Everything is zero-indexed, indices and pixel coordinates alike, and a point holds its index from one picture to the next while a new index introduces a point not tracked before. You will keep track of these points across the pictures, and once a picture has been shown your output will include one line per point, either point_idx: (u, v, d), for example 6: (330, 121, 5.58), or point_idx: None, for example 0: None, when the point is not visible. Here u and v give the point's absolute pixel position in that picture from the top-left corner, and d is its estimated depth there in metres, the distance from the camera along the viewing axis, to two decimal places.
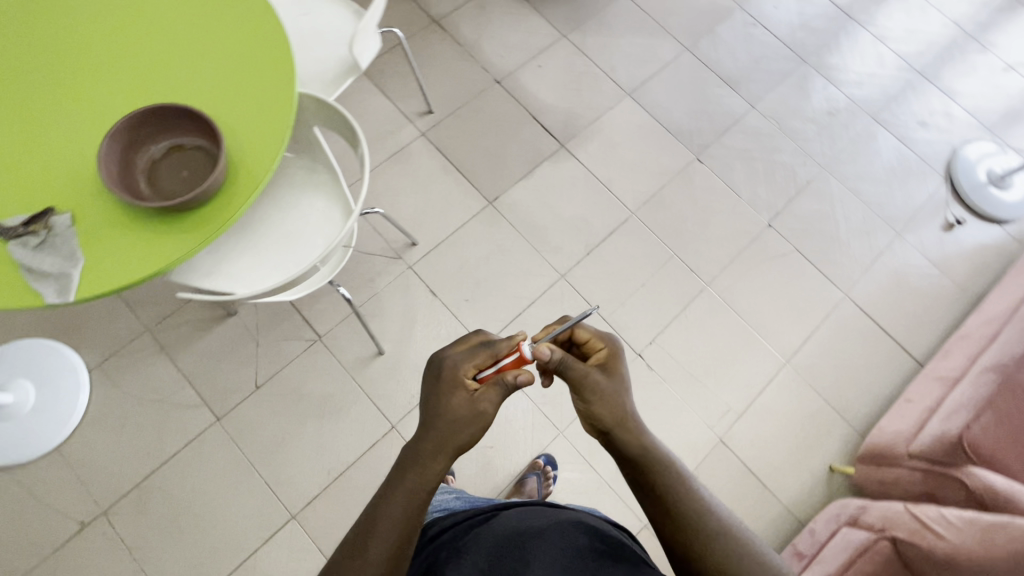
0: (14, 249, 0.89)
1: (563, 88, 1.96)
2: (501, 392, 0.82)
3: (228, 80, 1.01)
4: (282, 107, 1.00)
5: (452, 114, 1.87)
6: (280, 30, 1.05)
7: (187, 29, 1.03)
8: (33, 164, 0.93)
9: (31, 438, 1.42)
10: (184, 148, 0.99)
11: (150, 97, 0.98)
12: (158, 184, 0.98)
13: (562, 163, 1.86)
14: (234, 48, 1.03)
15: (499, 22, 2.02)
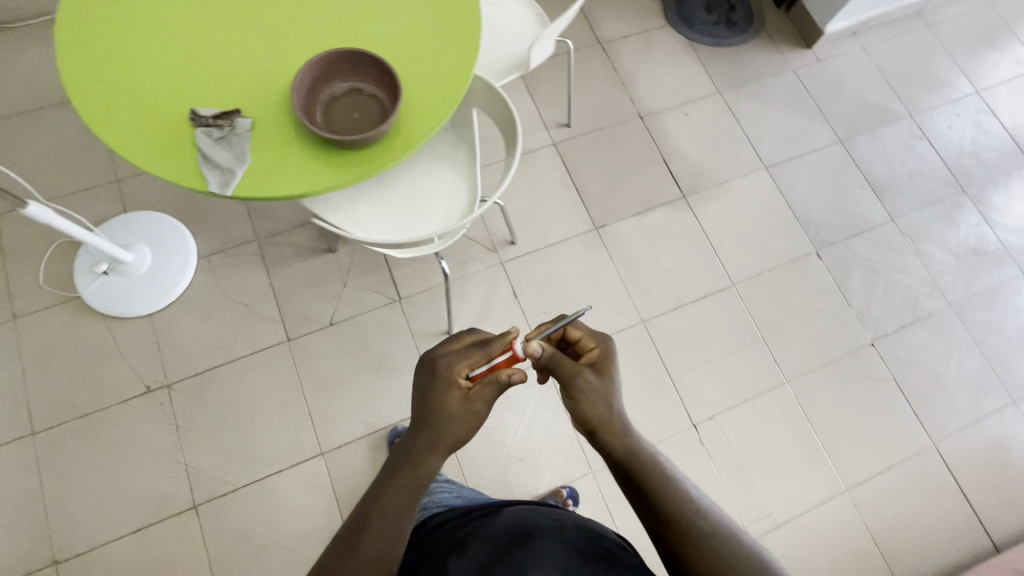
0: (198, 134, 0.98)
1: (702, 142, 1.93)
2: (494, 390, 0.87)
3: (418, 45, 1.07)
4: (459, 84, 1.06)
5: (587, 133, 1.89)
6: (478, 14, 1.11)
7: None
8: (230, 65, 1.03)
9: (132, 299, 1.55)
10: (362, 92, 1.05)
11: (347, 37, 1.06)
12: (330, 118, 1.04)
13: (678, 213, 1.83)
14: (433, 18, 1.10)
15: (660, 61, 2.03)
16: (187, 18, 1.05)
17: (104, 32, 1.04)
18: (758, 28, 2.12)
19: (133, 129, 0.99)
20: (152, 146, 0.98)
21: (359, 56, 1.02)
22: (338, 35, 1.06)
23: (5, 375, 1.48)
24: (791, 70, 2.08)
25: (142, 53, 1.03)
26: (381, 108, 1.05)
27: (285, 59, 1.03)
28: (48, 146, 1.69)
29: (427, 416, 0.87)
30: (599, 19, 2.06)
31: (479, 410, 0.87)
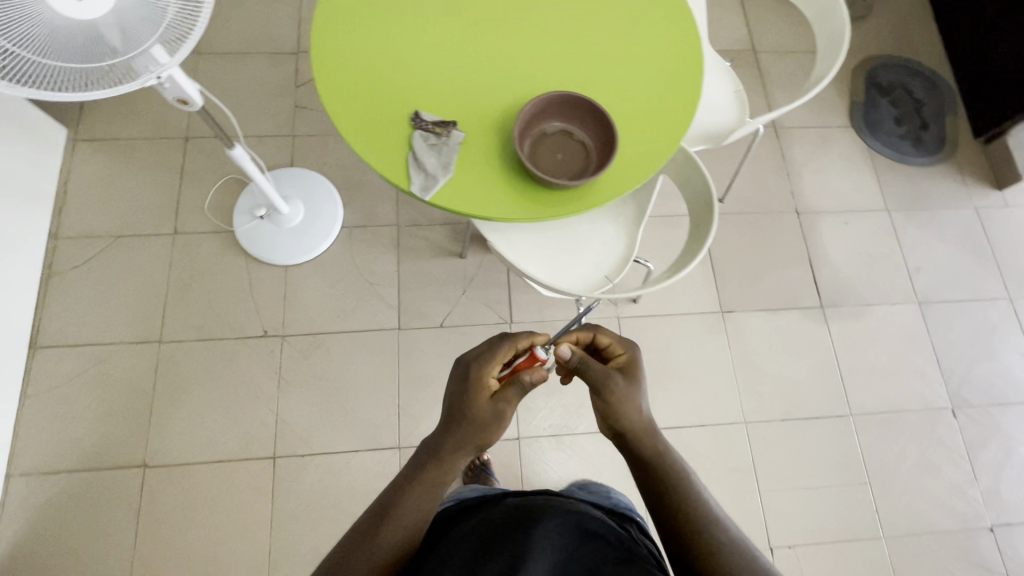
0: (415, 135, 1.03)
1: (856, 256, 1.82)
2: (518, 392, 0.92)
3: (635, 107, 1.08)
4: (664, 153, 1.06)
5: (738, 214, 1.83)
6: (698, 90, 1.11)
7: (628, 48, 1.12)
8: (460, 80, 1.07)
9: (277, 247, 1.64)
10: (572, 136, 1.06)
11: (569, 83, 1.08)
12: (537, 152, 1.05)
13: (811, 322, 1.73)
14: (654, 84, 1.10)
15: (834, 161, 1.93)
16: (432, 26, 1.10)
17: (356, 20, 1.10)
18: (947, 153, 1.99)
19: (358, 116, 1.04)
20: (370, 136, 1.03)
21: (580, 103, 1.03)
22: (565, 77, 1.08)
23: (151, 281, 1.61)
24: (974, 207, 1.92)
25: (384, 48, 1.08)
26: (583, 157, 1.06)
27: (512, 88, 1.07)
28: (245, 88, 1.83)
29: (456, 419, 0.90)
30: (781, 102, 1.99)
31: (504, 414, 0.90)
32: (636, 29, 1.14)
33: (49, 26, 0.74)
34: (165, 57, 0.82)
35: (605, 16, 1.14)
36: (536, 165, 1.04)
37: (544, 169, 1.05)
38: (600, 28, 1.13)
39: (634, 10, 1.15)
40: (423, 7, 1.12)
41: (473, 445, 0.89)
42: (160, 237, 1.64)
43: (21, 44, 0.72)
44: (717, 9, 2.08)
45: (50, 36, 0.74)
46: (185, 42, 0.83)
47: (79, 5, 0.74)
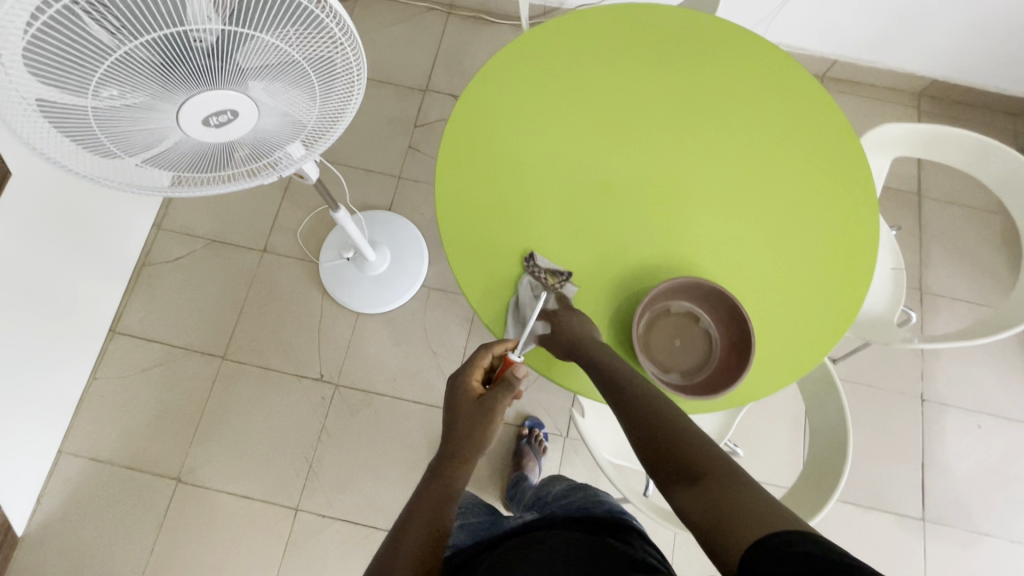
0: (524, 278, 0.94)
1: (980, 469, 1.55)
2: (509, 391, 0.87)
3: (769, 310, 0.96)
4: (787, 372, 0.94)
5: (851, 382, 1.60)
6: (849, 308, 0.97)
7: (781, 238, 0.99)
8: (588, 226, 0.98)
9: (353, 290, 1.60)
10: (697, 322, 0.92)
11: (702, 265, 0.97)
12: (651, 330, 0.92)
13: (905, 534, 1.49)
14: (800, 290, 0.97)
15: (983, 350, 1.64)
16: (572, 157, 1.02)
17: (492, 133, 1.03)
18: None
19: (471, 243, 0.97)
20: (479, 270, 0.96)
21: (714, 292, 0.89)
22: (704, 248, 0.98)
23: (229, 294, 1.62)
24: None
25: (514, 171, 1.00)
26: (704, 352, 0.91)
27: (643, 249, 0.98)
28: (366, 117, 1.81)
29: (448, 430, 0.87)
30: (936, 262, 1.72)
31: (493, 413, 0.86)
32: (797, 217, 1.00)
33: (180, 144, 0.67)
34: (299, 153, 0.77)
35: (768, 192, 1.01)
36: (649, 356, 0.91)
37: (658, 362, 0.91)
38: (755, 196, 1.01)
39: (800, 182, 1.02)
40: (567, 134, 1.03)
41: (465, 451, 0.84)
42: (250, 252, 1.66)
43: (153, 160, 0.67)
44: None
45: (186, 146, 0.68)
46: (324, 138, 0.77)
47: (218, 133, 0.67)
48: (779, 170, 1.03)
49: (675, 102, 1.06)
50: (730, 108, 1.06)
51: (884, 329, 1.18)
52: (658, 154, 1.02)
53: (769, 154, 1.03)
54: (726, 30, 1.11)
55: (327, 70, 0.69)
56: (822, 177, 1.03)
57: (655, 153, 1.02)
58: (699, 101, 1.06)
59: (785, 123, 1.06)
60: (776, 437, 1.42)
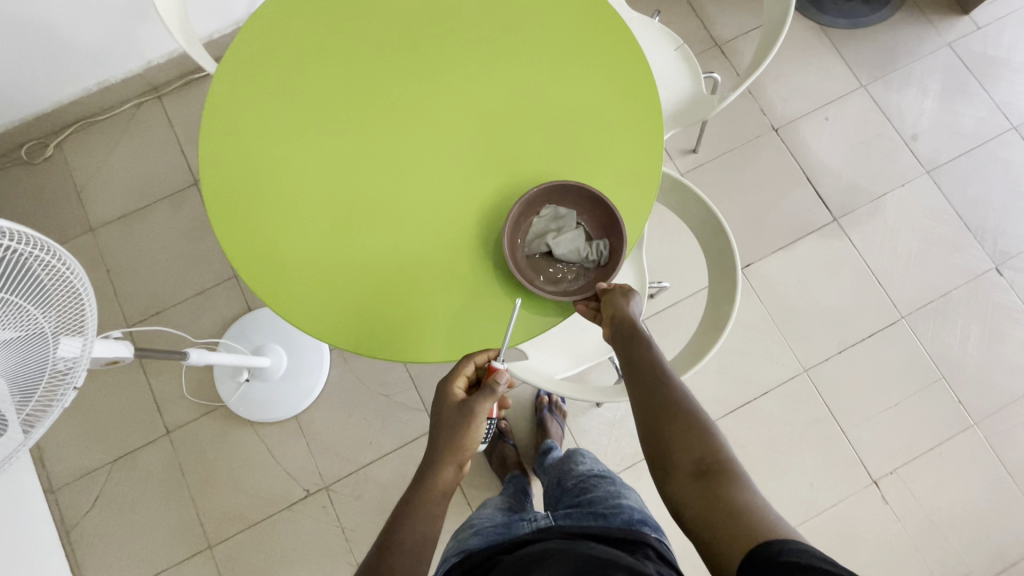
0: (574, 236, 0.93)
1: (848, 150, 1.70)
2: (491, 397, 0.82)
3: (593, 161, 0.97)
4: (643, 197, 0.96)
5: (718, 158, 1.69)
6: (651, 105, 0.99)
7: (560, 94, 0.99)
8: (409, 226, 0.95)
9: (275, 401, 1.52)
10: (568, 224, 0.93)
11: (516, 171, 0.97)
12: (554, 249, 0.93)
13: (831, 240, 1.64)
14: (605, 124, 0.98)
15: (790, 58, 1.77)
16: (348, 176, 0.97)
17: (264, 205, 0.96)
18: None
19: (326, 306, 0.94)
20: (348, 323, 0.94)
21: (554, 189, 0.92)
22: (516, 167, 0.97)
23: (169, 491, 1.50)
24: (947, 44, 1.78)
25: (309, 226, 0.96)
26: (597, 261, 0.93)
27: (470, 203, 0.96)
28: (162, 247, 1.64)
29: (432, 437, 0.84)
30: (714, 13, 1.79)
31: (474, 418, 0.82)
32: (559, 66, 1.00)
33: None
34: (76, 352, 0.73)
35: (521, 66, 1.00)
36: (542, 283, 0.94)
37: (555, 285, 0.95)
38: (528, 92, 0.99)
39: (555, 51, 1.00)
40: (330, 158, 0.97)
41: (445, 462, 0.82)
42: (157, 442, 1.52)
43: None
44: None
45: None
46: (86, 324, 0.74)
47: None
48: (530, 55, 1.00)
49: (400, 57, 1.00)
50: (450, 29, 1.01)
51: (695, 106, 1.24)
52: (419, 118, 0.98)
53: (511, 47, 1.00)
54: None
55: (26, 277, 0.65)
56: (570, 34, 1.01)
57: (416, 119, 0.98)
58: (418, 41, 1.00)
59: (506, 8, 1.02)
60: (690, 249, 1.49)
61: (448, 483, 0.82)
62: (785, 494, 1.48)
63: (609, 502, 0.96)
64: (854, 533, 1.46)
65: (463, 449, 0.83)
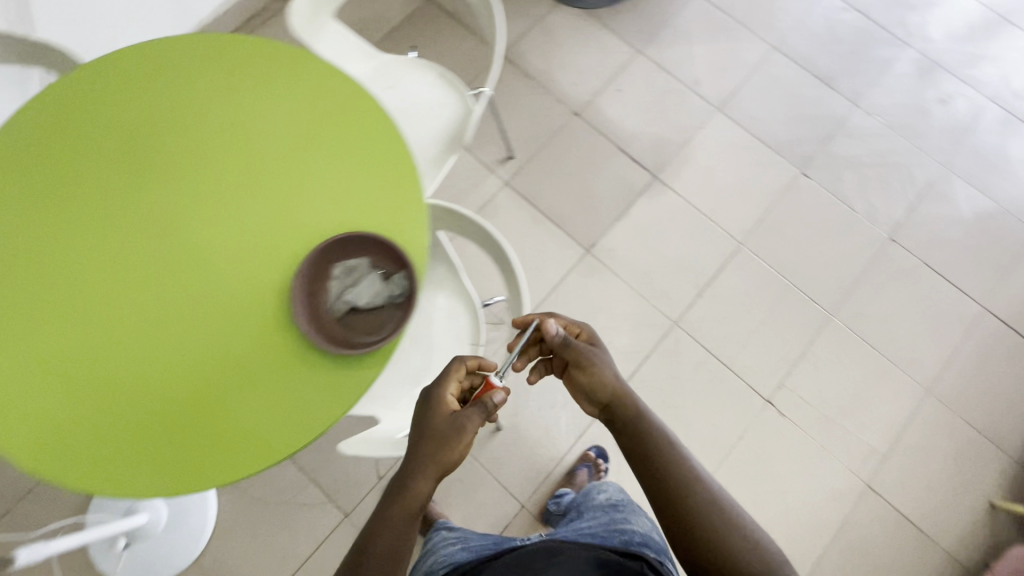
0: (372, 280, 0.87)
1: (646, 112, 1.82)
2: (483, 414, 0.83)
3: (359, 206, 0.94)
4: (417, 225, 0.93)
5: (534, 156, 1.76)
6: (398, 137, 0.98)
7: (307, 156, 0.96)
8: (206, 327, 0.89)
9: (167, 553, 1.40)
10: (360, 272, 0.88)
11: (284, 242, 0.92)
12: (353, 302, 0.87)
13: (658, 197, 1.73)
14: (359, 169, 0.96)
15: (569, 45, 1.88)
16: (115, 306, 0.90)
17: (28, 372, 0.87)
18: None
19: (127, 451, 0.85)
20: (156, 459, 0.84)
21: (332, 245, 0.89)
22: (290, 224, 0.93)
23: None
24: None
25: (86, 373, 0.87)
26: (404, 296, 0.88)
27: (259, 282, 0.91)
28: None
29: (417, 441, 0.83)
30: None
31: (464, 427, 0.82)
32: (297, 131, 0.98)
33: None
34: None
35: (260, 142, 0.97)
36: (360, 338, 0.88)
37: (374, 335, 0.89)
38: (277, 160, 0.96)
39: (278, 108, 0.99)
40: (91, 301, 0.90)
41: (434, 466, 0.80)
42: None
43: None
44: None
45: None
46: None
47: None
48: (254, 122, 0.98)
49: (130, 174, 0.95)
50: (171, 130, 0.98)
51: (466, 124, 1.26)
52: (172, 224, 0.93)
53: (232, 122, 0.98)
54: (90, 85, 1.00)
55: None
56: (302, 96, 1.00)
57: (169, 224, 0.93)
58: (142, 152, 0.96)
59: (209, 90, 1.00)
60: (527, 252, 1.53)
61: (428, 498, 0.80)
62: (695, 444, 1.53)
63: (619, 523, 0.91)
64: (765, 455, 1.53)
65: (448, 450, 0.81)
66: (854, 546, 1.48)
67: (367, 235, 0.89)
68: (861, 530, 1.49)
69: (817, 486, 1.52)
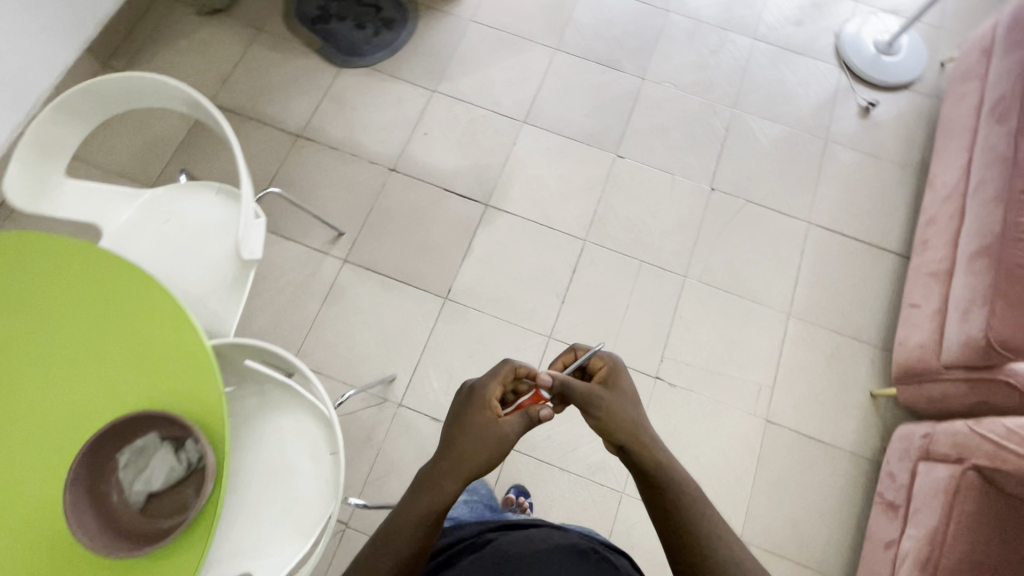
0: (160, 456, 0.82)
1: (458, 146, 1.85)
2: (524, 421, 0.98)
3: (129, 376, 0.86)
4: (196, 368, 0.86)
5: (364, 225, 1.73)
6: (149, 283, 0.90)
7: (57, 342, 0.88)
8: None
9: None
10: (144, 452, 0.82)
11: (59, 445, 0.83)
12: (146, 487, 0.81)
13: (495, 223, 1.76)
14: (117, 336, 0.88)
15: (365, 106, 1.88)
16: None
17: None
18: (412, 7, 2.01)
19: None
20: None
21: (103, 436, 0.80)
22: (51, 425, 0.84)
23: None
24: (470, 21, 2.02)
25: None
26: (198, 461, 0.84)
27: (35, 508, 0.81)
28: None
29: (460, 432, 0.96)
30: (279, 114, 1.86)
31: (503, 426, 0.97)
32: (36, 319, 0.88)
33: None
34: None
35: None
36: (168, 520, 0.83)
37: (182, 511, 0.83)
38: (25, 358, 0.87)
39: None
40: None
41: (473, 461, 0.93)
42: None
43: None
44: (102, 126, 1.80)
45: None
46: None
47: None
48: None
49: None
50: None
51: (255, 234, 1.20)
52: None
53: None
54: None
55: None
56: (31, 278, 0.90)
57: None
58: None
59: None
60: None
61: (456, 486, 0.92)
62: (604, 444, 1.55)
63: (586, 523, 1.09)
64: (670, 430, 1.57)
65: (481, 447, 0.94)
66: (774, 481, 1.55)
67: (141, 411, 0.82)
68: (776, 463, 1.56)
69: (724, 439, 1.58)
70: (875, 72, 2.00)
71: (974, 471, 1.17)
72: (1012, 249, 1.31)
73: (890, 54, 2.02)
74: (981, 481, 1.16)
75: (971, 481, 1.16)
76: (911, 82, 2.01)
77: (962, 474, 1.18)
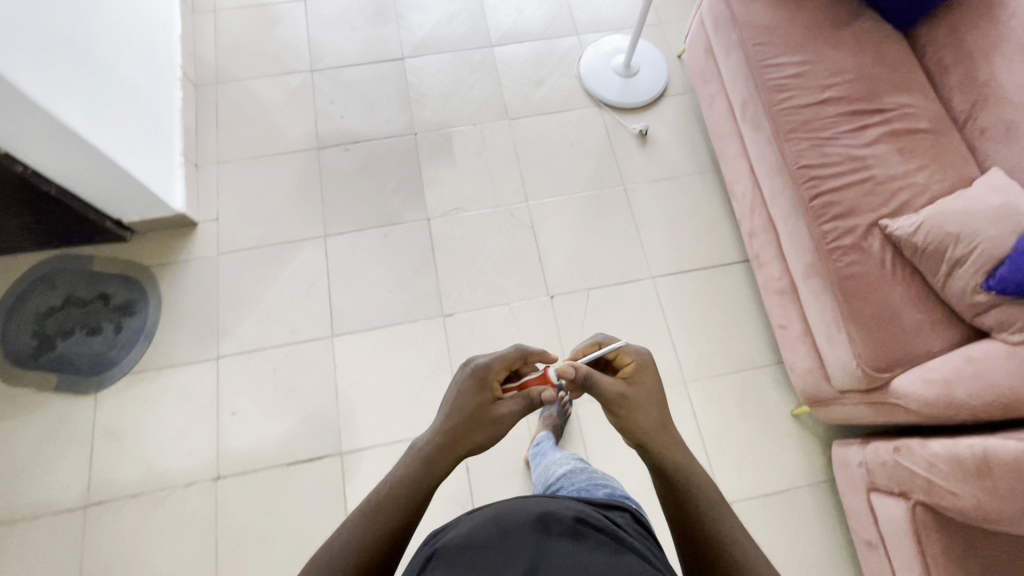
0: None
1: (277, 404, 1.57)
2: (527, 404, 0.88)
3: None
4: None
5: (218, 563, 1.42)
6: None
7: None
8: None
9: None
10: None
11: None
12: None
13: (360, 468, 1.52)
14: None
15: (148, 420, 1.54)
16: None
17: None
18: (146, 276, 1.69)
19: None
20: None
21: None
22: None
23: None
24: (218, 255, 1.73)
25: None
26: None
27: None
28: None
29: (455, 406, 0.86)
30: (46, 494, 1.46)
31: (500, 410, 0.86)
32: None
33: None
34: None
35: None
36: None
37: None
38: None
39: None
40: None
41: (466, 437, 0.83)
42: None
43: None
44: None
45: None
46: None
47: None
48: None
49: None
50: None
51: None
52: None
53: None
54: None
55: None
56: None
57: None
58: None
59: None
60: None
61: (444, 466, 0.81)
62: None
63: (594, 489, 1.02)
64: None
65: (472, 427, 0.84)
66: None
67: None
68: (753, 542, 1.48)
69: None
70: (630, 98, 1.98)
71: (921, 506, 1.13)
72: (831, 263, 1.29)
73: (632, 74, 2.01)
74: (932, 514, 1.13)
75: (924, 518, 1.13)
76: (663, 90, 2.01)
77: (913, 513, 1.14)
